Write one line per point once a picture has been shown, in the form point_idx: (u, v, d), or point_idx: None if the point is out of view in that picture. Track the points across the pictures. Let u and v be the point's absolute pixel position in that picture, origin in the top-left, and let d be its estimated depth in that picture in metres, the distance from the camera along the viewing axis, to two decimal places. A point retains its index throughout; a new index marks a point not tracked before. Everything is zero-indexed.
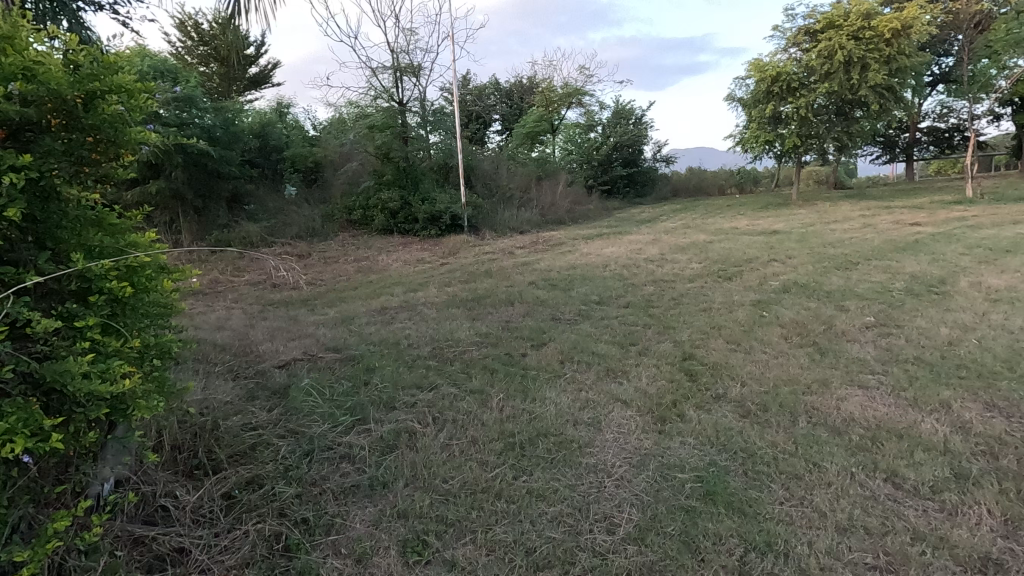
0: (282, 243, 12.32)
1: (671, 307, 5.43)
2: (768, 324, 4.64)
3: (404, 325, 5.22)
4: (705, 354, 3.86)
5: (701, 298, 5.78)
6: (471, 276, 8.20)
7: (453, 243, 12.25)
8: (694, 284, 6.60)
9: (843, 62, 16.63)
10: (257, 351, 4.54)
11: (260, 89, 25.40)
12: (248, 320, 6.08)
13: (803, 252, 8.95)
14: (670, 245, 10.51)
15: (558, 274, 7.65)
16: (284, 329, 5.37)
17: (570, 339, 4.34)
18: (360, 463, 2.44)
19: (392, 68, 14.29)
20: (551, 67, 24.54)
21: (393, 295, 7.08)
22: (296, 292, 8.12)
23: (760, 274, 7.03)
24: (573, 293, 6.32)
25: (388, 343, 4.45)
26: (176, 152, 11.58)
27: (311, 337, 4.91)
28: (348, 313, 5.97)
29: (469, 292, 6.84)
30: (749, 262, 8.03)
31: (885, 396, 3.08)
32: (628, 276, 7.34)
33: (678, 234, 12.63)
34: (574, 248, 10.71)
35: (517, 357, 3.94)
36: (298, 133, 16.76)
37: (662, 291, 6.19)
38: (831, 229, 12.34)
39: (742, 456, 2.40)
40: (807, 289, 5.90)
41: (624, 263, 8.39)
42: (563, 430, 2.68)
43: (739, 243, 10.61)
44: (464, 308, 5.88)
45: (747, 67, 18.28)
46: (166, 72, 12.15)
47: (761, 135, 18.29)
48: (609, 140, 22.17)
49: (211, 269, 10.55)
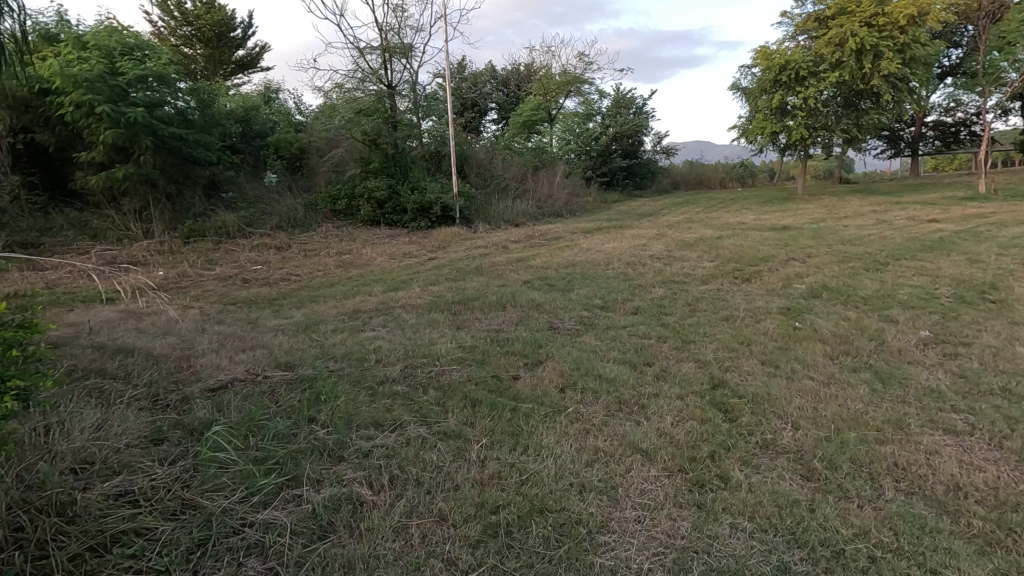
0: (260, 234, 11.48)
1: (687, 314, 4.69)
2: (806, 338, 3.92)
3: (376, 333, 4.45)
4: (738, 380, 3.12)
5: (720, 303, 5.06)
6: (460, 273, 7.45)
7: (443, 236, 11.47)
8: (710, 285, 5.88)
9: (854, 50, 15.82)
10: (195, 365, 3.77)
11: (250, 74, 24.54)
12: (202, 324, 5.28)
13: (820, 250, 8.25)
14: (676, 240, 9.79)
15: (556, 273, 6.92)
16: (236, 337, 4.59)
17: (571, 356, 3.60)
18: (276, 560, 1.70)
19: (381, 49, 13.38)
20: (549, 54, 23.74)
21: (371, 295, 6.31)
22: (266, 289, 7.32)
23: (781, 274, 6.31)
24: (573, 296, 5.57)
25: (353, 360, 3.68)
26: (144, 135, 10.66)
27: (265, 349, 4.13)
28: (317, 317, 5.20)
29: (456, 293, 6.08)
30: (765, 261, 7.32)
31: (985, 449, 2.36)
32: (634, 275, 6.62)
33: (682, 228, 11.94)
34: (573, 243, 9.98)
35: (507, 381, 3.18)
36: (282, 117, 15.90)
37: (675, 294, 5.47)
38: (845, 225, 11.64)
39: (823, 556, 1.70)
40: (840, 294, 5.19)
41: (628, 260, 7.67)
42: (566, 503, 1.96)
43: (749, 239, 9.92)
44: (449, 312, 5.12)
45: (753, 55, 17.49)
46: (138, 51, 11.34)
47: (766, 126, 17.59)
48: (609, 130, 21.40)
49: (180, 261, 9.77)
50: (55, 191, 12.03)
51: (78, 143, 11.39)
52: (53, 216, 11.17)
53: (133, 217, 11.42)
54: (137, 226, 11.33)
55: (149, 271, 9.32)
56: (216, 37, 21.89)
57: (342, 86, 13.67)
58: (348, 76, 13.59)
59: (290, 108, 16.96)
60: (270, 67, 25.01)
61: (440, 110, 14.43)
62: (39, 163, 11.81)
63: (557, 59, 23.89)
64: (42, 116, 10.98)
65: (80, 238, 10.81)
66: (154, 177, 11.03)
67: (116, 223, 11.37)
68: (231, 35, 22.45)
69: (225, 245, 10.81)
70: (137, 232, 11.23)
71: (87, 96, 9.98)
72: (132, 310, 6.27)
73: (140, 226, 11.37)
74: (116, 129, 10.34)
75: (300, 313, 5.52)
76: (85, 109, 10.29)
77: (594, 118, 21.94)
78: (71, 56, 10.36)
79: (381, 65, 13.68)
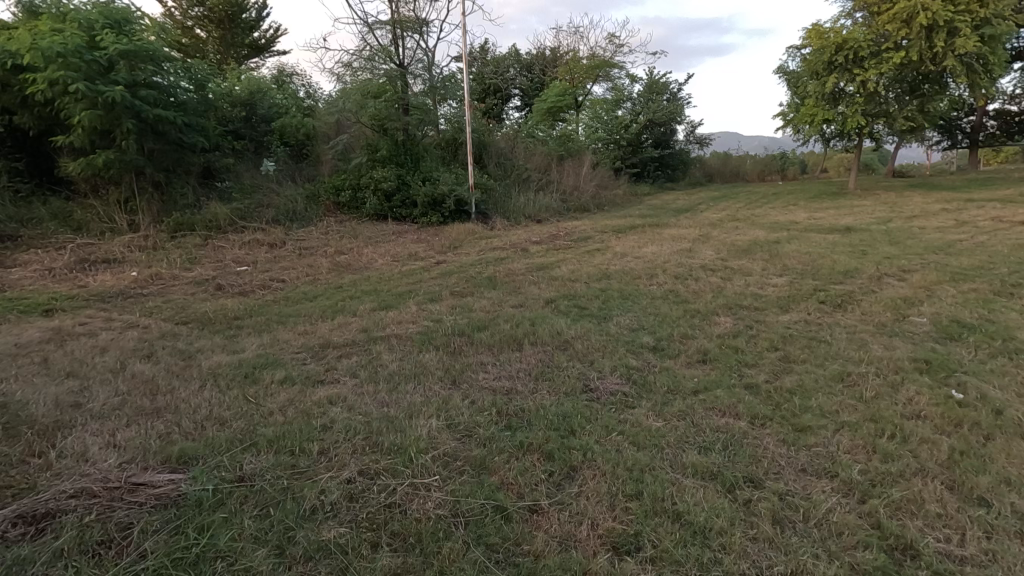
0: (254, 228, 10.27)
1: (779, 368, 3.30)
2: (995, 426, 2.50)
3: (338, 389, 3.15)
4: (934, 543, 1.77)
5: (817, 347, 3.67)
6: (469, 285, 6.11)
7: (456, 234, 10.15)
8: (792, 315, 4.46)
9: (924, 26, 13.88)
10: (54, 449, 2.50)
11: (264, 58, 23.34)
12: (127, 359, 4.01)
13: (911, 260, 6.74)
14: (726, 244, 8.37)
15: (588, 288, 5.58)
16: (152, 388, 3.32)
17: (622, 460, 2.26)
18: None
19: (391, 23, 12.12)
20: (577, 36, 22.05)
21: (355, 316, 5.00)
22: (238, 300, 6.08)
23: (882, 298, 4.84)
24: (613, 329, 4.18)
25: (284, 454, 2.40)
26: (126, 117, 9.46)
27: (175, 415, 2.88)
28: (273, 353, 3.91)
29: (460, 317, 4.76)
30: (849, 277, 5.82)
31: None
32: (688, 294, 5.24)
33: (728, 228, 10.43)
34: (604, 245, 8.64)
35: (525, 529, 1.88)
36: (286, 97, 14.68)
37: (751, 330, 4.08)
38: (921, 227, 10.06)
39: None
40: (990, 337, 3.72)
41: (674, 271, 6.30)
42: None
43: (813, 244, 8.41)
44: (446, 351, 3.80)
45: (804, 34, 15.59)
46: (125, 24, 10.17)
47: (817, 113, 15.40)
48: (640, 118, 19.84)
49: (159, 261, 8.65)
50: (41, 177, 10.99)
51: (61, 126, 10.30)
52: (33, 205, 10.12)
53: (117, 207, 10.28)
54: (122, 217, 10.20)
55: (120, 272, 8.16)
56: (227, 18, 20.66)
57: (349, 66, 12.35)
58: (355, 53, 12.29)
59: (299, 91, 15.59)
60: (284, 50, 23.84)
61: (458, 92, 13.11)
62: (26, 148, 10.76)
63: (585, 41, 22.17)
64: (19, 96, 9.88)
65: (59, 231, 9.71)
66: (139, 164, 9.87)
67: (98, 213, 10.25)
68: (243, 17, 21.19)
69: (213, 242, 9.64)
70: (121, 224, 10.11)
71: (60, 72, 8.82)
72: (65, 328, 5.05)
73: (125, 217, 10.24)
74: (94, 110, 9.19)
75: (256, 344, 4.23)
76: (60, 87, 9.12)
77: (624, 105, 20.38)
78: (46, 27, 9.20)
79: (391, 42, 12.43)
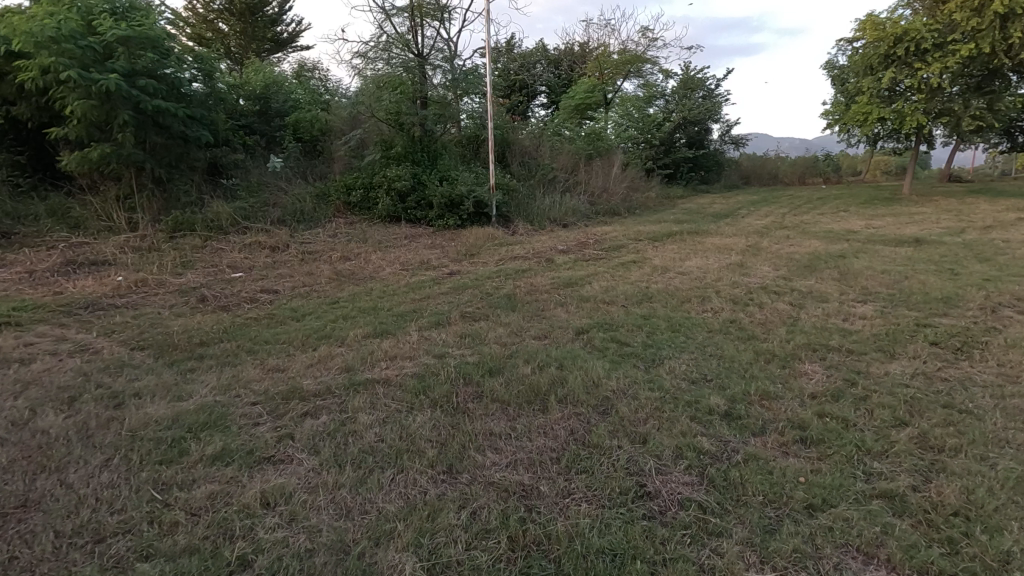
0: (257, 229, 9.49)
1: (925, 464, 2.26)
2: None
3: (288, 477, 2.21)
4: None
5: (964, 422, 2.62)
6: (484, 304, 5.16)
7: (474, 239, 9.22)
8: (904, 364, 3.39)
9: (999, 14, 12.39)
10: None
11: (286, 53, 22.72)
12: (42, 405, 3.12)
13: (1017, 284, 5.58)
14: (782, 257, 7.27)
15: (629, 314, 4.59)
16: (39, 460, 2.41)
17: None
18: None
19: (410, 10, 11.20)
20: (608, 29, 20.93)
21: (341, 347, 4.08)
22: (218, 317, 5.21)
23: (1015, 342, 3.74)
24: (669, 379, 3.18)
25: None
26: (124, 108, 8.65)
27: (37, 519, 1.97)
28: (222, 404, 3.00)
29: (471, 351, 3.82)
30: (953, 307, 4.71)
31: None
32: (756, 327, 4.20)
33: (778, 237, 9.26)
34: (640, 255, 7.64)
35: None
36: (301, 88, 13.88)
37: (856, 387, 3.04)
38: (1003, 240, 8.80)
39: None
40: None
41: (731, 293, 5.26)
42: None
43: (885, 259, 7.24)
44: (447, 409, 2.84)
45: (858, 25, 14.20)
46: (127, 8, 9.37)
47: (870, 111, 13.87)
48: (673, 116, 18.70)
49: (150, 264, 7.88)
50: (43, 171, 10.34)
51: (59, 117, 9.59)
52: (29, 201, 9.46)
53: (115, 204, 9.52)
54: (121, 214, 9.40)
55: (106, 277, 7.40)
56: (249, 10, 20.07)
57: (365, 57, 11.49)
58: (371, 42, 11.40)
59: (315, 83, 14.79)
60: (305, 44, 23.23)
61: (482, 86, 12.15)
62: (26, 141, 10.12)
63: (616, 35, 21.05)
64: (15, 85, 9.18)
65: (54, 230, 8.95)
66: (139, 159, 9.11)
67: (96, 210, 9.49)
68: (265, 11, 20.62)
69: (212, 244, 8.89)
70: (120, 222, 9.29)
71: (51, 59, 8.01)
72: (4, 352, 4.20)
73: (123, 215, 9.41)
74: (87, 100, 8.37)
75: (211, 386, 3.32)
76: (52, 75, 8.32)
77: (656, 103, 19.22)
78: (40, 10, 8.41)
79: (410, 30, 11.49)
